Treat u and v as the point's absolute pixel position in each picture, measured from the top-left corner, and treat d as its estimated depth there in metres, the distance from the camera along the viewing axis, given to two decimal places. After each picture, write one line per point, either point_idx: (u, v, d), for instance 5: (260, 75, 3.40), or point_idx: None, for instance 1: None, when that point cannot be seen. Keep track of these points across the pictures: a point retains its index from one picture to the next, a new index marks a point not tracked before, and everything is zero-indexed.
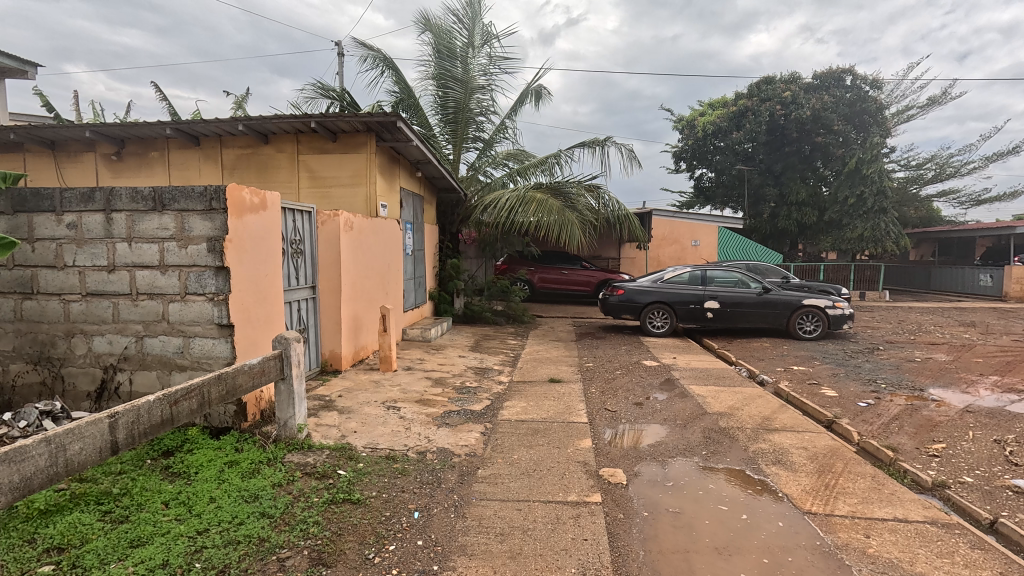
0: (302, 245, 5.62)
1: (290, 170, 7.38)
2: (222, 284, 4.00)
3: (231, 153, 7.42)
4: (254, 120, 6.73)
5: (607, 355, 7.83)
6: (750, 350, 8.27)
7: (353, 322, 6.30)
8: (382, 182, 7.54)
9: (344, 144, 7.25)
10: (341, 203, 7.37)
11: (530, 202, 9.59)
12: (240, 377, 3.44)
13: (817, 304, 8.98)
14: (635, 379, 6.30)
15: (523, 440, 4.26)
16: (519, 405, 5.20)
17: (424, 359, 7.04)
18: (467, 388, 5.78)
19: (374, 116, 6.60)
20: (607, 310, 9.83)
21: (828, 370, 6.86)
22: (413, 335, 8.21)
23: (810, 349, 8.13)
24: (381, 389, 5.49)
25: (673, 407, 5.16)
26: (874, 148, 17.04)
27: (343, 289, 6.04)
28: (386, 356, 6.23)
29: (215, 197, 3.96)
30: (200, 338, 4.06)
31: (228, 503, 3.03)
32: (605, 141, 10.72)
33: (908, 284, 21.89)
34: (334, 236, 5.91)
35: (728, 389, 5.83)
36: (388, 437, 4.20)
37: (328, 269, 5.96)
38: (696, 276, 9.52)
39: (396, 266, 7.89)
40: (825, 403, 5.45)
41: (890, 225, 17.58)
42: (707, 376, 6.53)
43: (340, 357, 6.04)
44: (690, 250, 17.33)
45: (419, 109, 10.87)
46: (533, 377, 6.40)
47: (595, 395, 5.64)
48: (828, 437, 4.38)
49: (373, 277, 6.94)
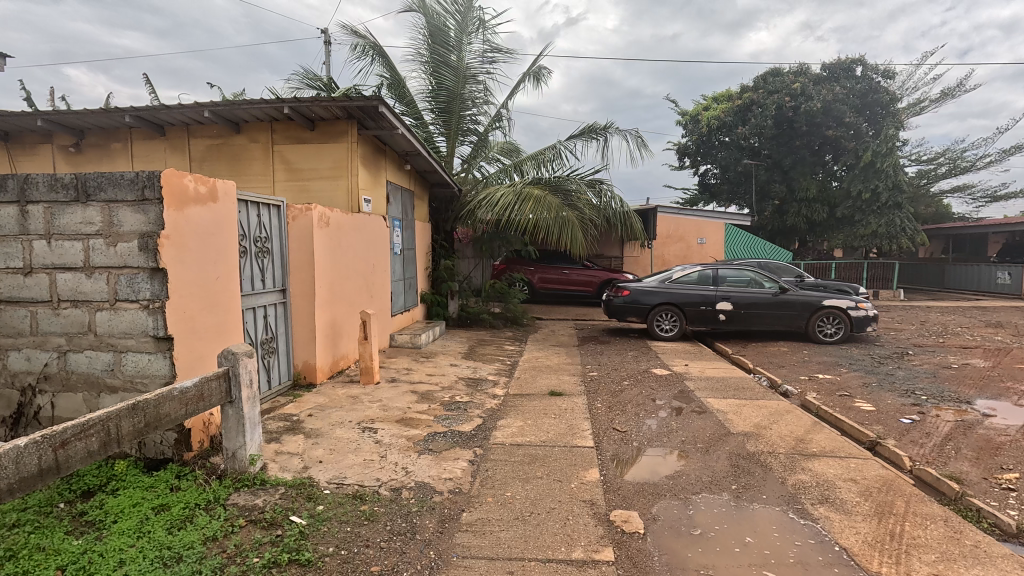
0: (269, 243, 4.98)
1: (264, 162, 6.73)
2: (157, 289, 3.35)
3: (200, 144, 6.78)
4: (221, 106, 6.06)
5: (613, 362, 7.17)
6: (768, 356, 7.61)
7: (330, 329, 5.65)
8: (366, 174, 6.89)
9: (324, 133, 6.62)
10: (320, 198, 6.71)
11: (527, 198, 8.92)
12: (167, 405, 2.80)
13: (838, 305, 8.32)
14: (645, 391, 5.66)
15: (519, 471, 3.62)
16: (514, 425, 4.55)
17: (411, 369, 6.39)
18: (456, 404, 5.13)
19: (354, 101, 5.95)
20: (611, 313, 9.16)
21: (858, 379, 6.20)
22: (402, 342, 7.58)
23: (832, 355, 7.47)
24: (358, 407, 4.84)
25: (692, 426, 4.51)
26: (889, 141, 16.33)
27: (318, 293, 5.40)
28: (366, 367, 5.60)
29: (148, 184, 3.31)
30: (133, 354, 3.41)
31: (140, 569, 2.37)
32: (608, 130, 10.07)
33: (920, 283, 21.20)
34: (306, 234, 5.27)
35: (751, 403, 5.18)
36: (358, 470, 3.56)
37: (300, 270, 5.31)
38: (706, 275, 8.87)
39: (381, 267, 7.27)
40: (863, 419, 4.80)
41: (905, 220, 16.88)
42: (725, 386, 5.88)
43: (315, 369, 5.39)
44: (695, 248, 16.67)
45: (410, 100, 10.24)
46: (531, 389, 5.76)
47: (601, 411, 4.98)
48: (877, 465, 3.72)
49: (355, 279, 6.32)
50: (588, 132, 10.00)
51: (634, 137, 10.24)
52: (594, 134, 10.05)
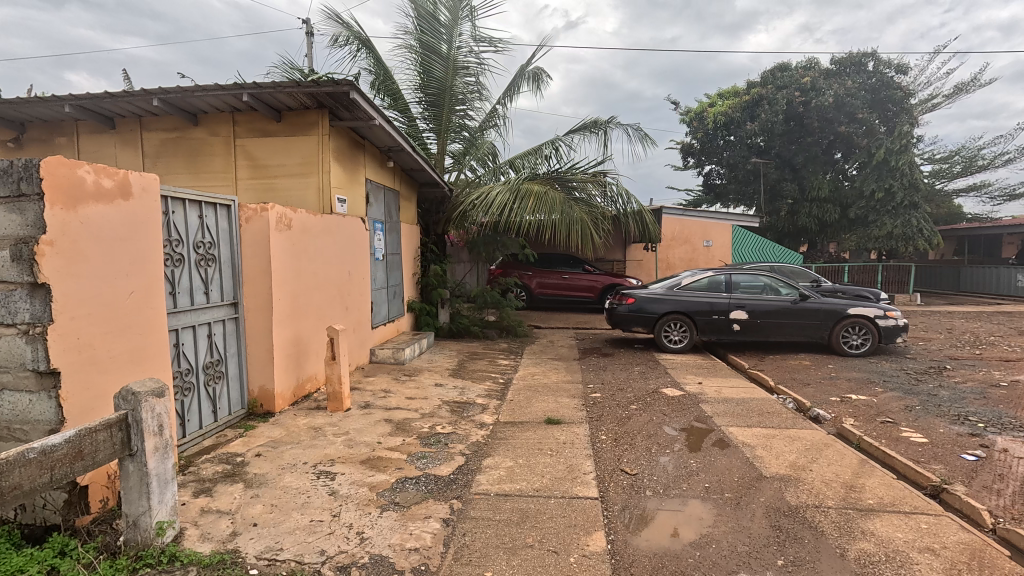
0: (215, 249, 4.24)
1: (224, 157, 5.98)
2: (38, 309, 2.61)
3: (155, 138, 6.05)
4: (171, 93, 5.32)
5: (618, 379, 6.43)
6: (789, 371, 6.85)
7: (292, 348, 4.91)
8: (341, 172, 6.17)
9: (292, 125, 5.90)
10: (288, 198, 5.97)
11: (527, 196, 8.19)
12: (14, 474, 2.06)
13: (865, 314, 7.57)
14: (657, 418, 4.90)
15: (504, 537, 2.86)
16: (503, 467, 3.79)
17: (389, 391, 5.63)
18: (435, 437, 4.38)
19: (323, 86, 5.20)
20: (615, 322, 8.39)
21: (897, 401, 5.44)
22: (383, 357, 6.87)
23: (861, 370, 6.71)
24: (318, 444, 4.09)
25: (716, 467, 3.76)
26: (903, 138, 15.54)
27: (278, 306, 4.65)
28: (335, 392, 4.86)
29: (24, 176, 2.57)
30: (11, 393, 2.67)
31: None
32: (609, 124, 9.34)
33: (933, 285, 20.48)
34: (261, 238, 4.52)
35: (781, 434, 4.44)
36: (301, 536, 2.81)
37: (255, 280, 4.56)
38: (717, 281, 8.12)
39: (359, 274, 6.54)
40: (917, 455, 4.06)
41: (922, 221, 16.12)
42: (750, 410, 5.14)
43: (273, 396, 4.63)
44: (702, 250, 15.93)
45: (397, 93, 9.53)
46: (524, 416, 5.00)
47: (606, 445, 4.24)
48: (955, 525, 2.95)
49: (324, 289, 5.58)
50: (589, 126, 9.28)
51: (637, 133, 9.52)
52: (595, 128, 9.32)
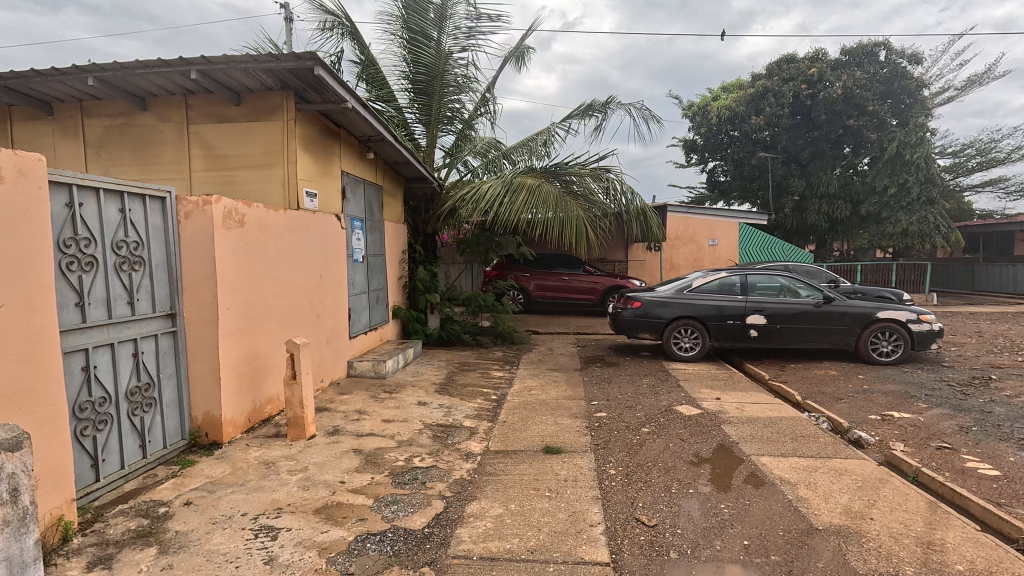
0: (143, 250, 3.51)
1: (176, 147, 5.26)
2: None
3: (97, 126, 5.33)
4: (109, 71, 4.60)
5: (626, 395, 5.72)
6: (815, 383, 6.13)
7: (246, 366, 4.18)
8: (311, 162, 5.44)
9: (253, 109, 5.18)
10: (249, 192, 5.25)
11: (519, 189, 7.55)
12: None
13: (896, 318, 6.87)
14: (674, 445, 4.18)
15: None
16: (490, 517, 3.06)
17: (364, 412, 4.90)
18: (410, 474, 3.65)
19: (282, 60, 4.47)
20: (618, 328, 7.66)
21: (947, 420, 4.72)
22: (363, 370, 6.16)
23: (897, 382, 5.99)
24: (267, 485, 3.36)
25: (754, 515, 3.05)
26: (920, 130, 14.98)
27: (225, 317, 3.93)
28: (296, 419, 4.13)
29: None
30: None
31: None
32: (608, 107, 8.63)
33: (947, 284, 19.81)
34: (203, 236, 3.80)
35: (825, 465, 3.74)
36: None
37: (196, 287, 3.83)
38: (731, 282, 7.41)
39: (332, 277, 5.81)
40: (992, 493, 3.37)
41: (939, 217, 15.47)
42: (782, 433, 4.43)
43: (219, 424, 3.91)
44: (707, 250, 15.25)
45: (381, 81, 8.82)
46: (517, 443, 4.26)
47: (617, 483, 3.53)
48: None
49: (288, 295, 4.85)
50: (585, 110, 8.58)
51: (640, 110, 8.80)
52: (592, 112, 8.61)
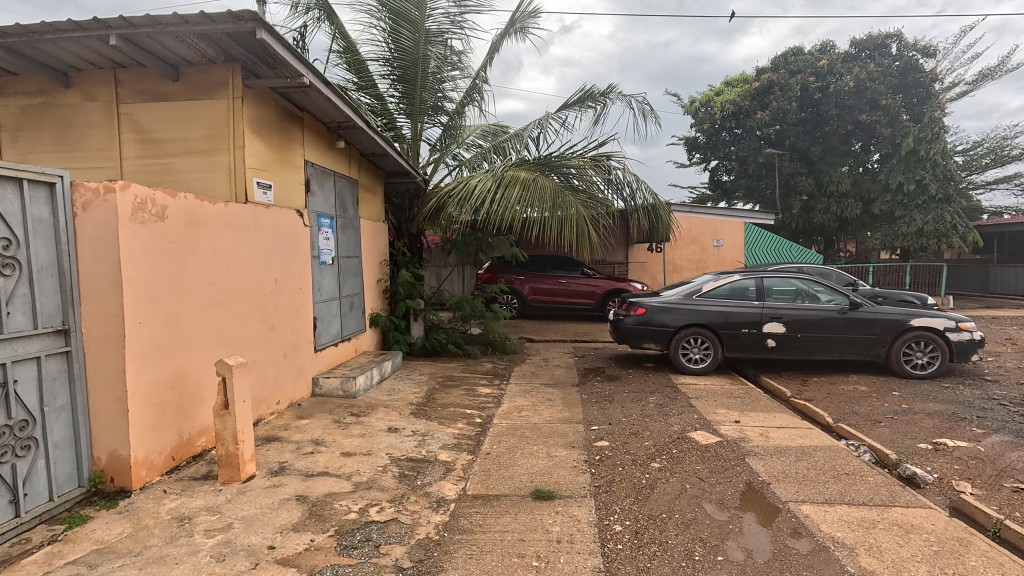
0: (16, 247, 2.72)
1: (103, 129, 4.50)
2: None
3: (14, 106, 4.58)
4: (12, 39, 3.84)
5: (630, 417, 4.96)
6: (846, 401, 5.38)
7: (167, 393, 3.42)
8: (264, 149, 4.67)
9: (194, 85, 4.41)
10: (189, 182, 4.48)
11: (512, 184, 6.82)
12: None
13: (933, 325, 6.12)
14: (692, 488, 3.41)
15: None
16: None
17: (321, 443, 4.12)
18: (361, 534, 2.85)
19: (217, 22, 3.69)
20: (620, 337, 6.89)
21: (1015, 451, 3.97)
22: (329, 390, 5.38)
23: (940, 401, 5.24)
24: (171, 554, 2.59)
25: None
26: (936, 125, 14.37)
27: (137, 332, 3.16)
28: (228, 458, 3.36)
29: None
30: None
31: None
32: (608, 96, 7.90)
33: (960, 286, 19.14)
34: (106, 231, 3.04)
35: (886, 518, 2.97)
36: None
37: (97, 295, 3.06)
38: (745, 287, 6.67)
39: (292, 282, 5.04)
40: None
41: (956, 217, 14.76)
42: (823, 469, 3.66)
43: (128, 465, 3.14)
44: (711, 251, 14.53)
45: (363, 66, 8.07)
46: (501, 485, 3.49)
47: (626, 545, 2.77)
48: None
49: (230, 302, 4.09)
50: (584, 98, 7.82)
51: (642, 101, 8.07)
52: (590, 101, 7.87)
